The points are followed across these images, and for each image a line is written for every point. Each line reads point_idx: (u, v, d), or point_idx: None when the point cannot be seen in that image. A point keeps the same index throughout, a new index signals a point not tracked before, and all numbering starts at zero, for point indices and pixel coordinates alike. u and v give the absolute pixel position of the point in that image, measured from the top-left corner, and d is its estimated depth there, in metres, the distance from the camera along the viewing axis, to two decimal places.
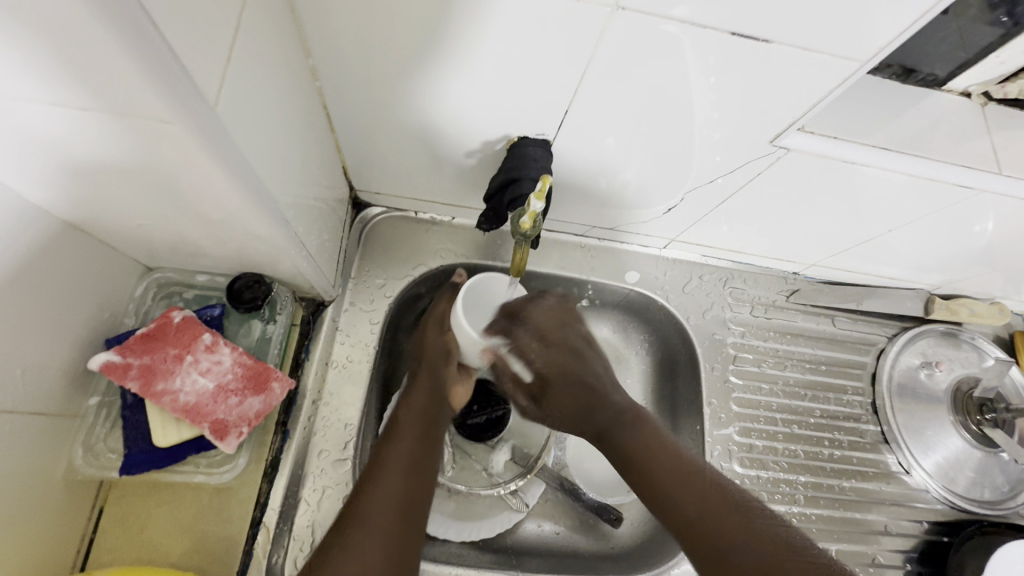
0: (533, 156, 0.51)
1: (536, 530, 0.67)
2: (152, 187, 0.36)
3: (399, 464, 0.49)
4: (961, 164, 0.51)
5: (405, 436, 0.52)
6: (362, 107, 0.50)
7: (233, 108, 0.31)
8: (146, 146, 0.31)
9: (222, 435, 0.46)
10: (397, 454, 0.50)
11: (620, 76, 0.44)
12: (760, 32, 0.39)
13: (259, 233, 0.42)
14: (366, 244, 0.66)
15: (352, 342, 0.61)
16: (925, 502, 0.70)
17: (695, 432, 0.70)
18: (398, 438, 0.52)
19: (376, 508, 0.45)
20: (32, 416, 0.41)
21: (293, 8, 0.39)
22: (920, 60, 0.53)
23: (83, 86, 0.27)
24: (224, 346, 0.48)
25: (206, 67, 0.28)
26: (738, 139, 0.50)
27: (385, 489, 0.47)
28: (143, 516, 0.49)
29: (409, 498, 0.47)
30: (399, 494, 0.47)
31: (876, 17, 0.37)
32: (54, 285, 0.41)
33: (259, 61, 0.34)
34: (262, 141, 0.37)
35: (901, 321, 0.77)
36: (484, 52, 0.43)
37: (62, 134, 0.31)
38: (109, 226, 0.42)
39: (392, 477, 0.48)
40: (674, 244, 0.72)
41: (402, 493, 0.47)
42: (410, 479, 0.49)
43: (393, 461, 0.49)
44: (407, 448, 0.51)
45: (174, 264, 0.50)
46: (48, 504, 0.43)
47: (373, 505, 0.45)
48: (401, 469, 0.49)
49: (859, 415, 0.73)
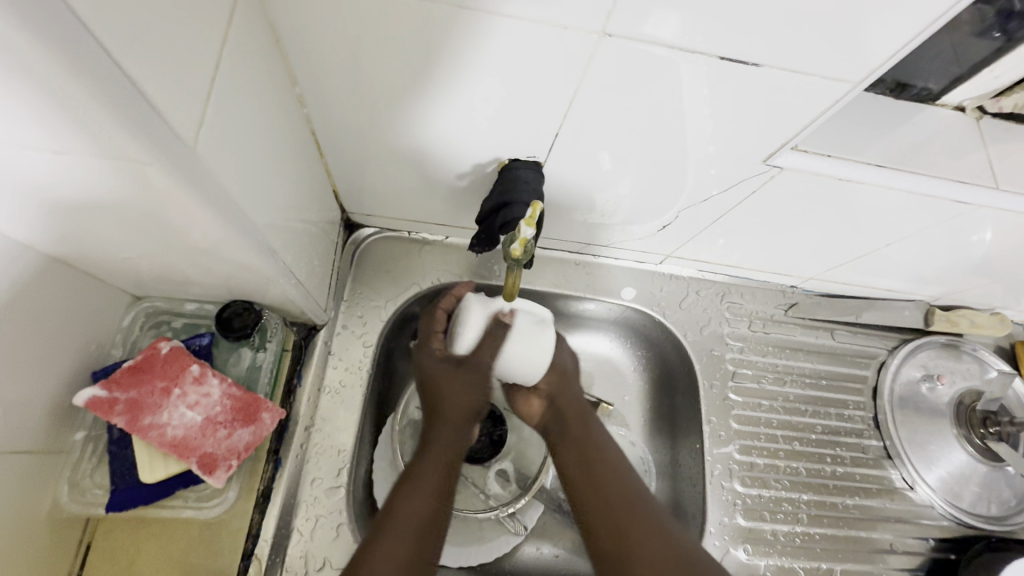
0: (525, 180, 0.50)
1: (535, 553, 0.66)
2: (134, 224, 0.36)
3: (423, 503, 0.50)
4: (956, 179, 0.50)
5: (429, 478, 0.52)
6: (352, 131, 0.49)
7: (213, 145, 0.31)
8: (124, 184, 0.31)
9: (210, 469, 0.46)
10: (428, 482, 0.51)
11: (611, 97, 0.44)
12: (751, 55, 0.39)
13: (245, 262, 0.42)
14: (359, 265, 0.66)
15: (346, 366, 0.61)
16: (931, 518, 0.69)
17: (695, 450, 0.69)
18: (427, 465, 0.53)
19: (389, 551, 0.46)
20: (15, 454, 0.40)
21: (277, 40, 0.39)
22: (913, 75, 0.53)
23: (54, 130, 0.26)
24: (213, 377, 0.47)
25: (182, 107, 0.27)
26: (732, 157, 0.50)
27: (399, 529, 0.48)
28: (130, 553, 0.48)
29: (423, 534, 0.49)
30: (413, 537, 0.48)
31: (866, 38, 0.36)
32: (39, 321, 0.40)
33: (242, 95, 0.34)
34: (246, 174, 0.36)
35: (901, 333, 0.76)
36: (474, 77, 0.42)
37: (37, 175, 0.30)
38: (94, 259, 0.42)
39: (409, 519, 0.49)
40: (670, 260, 0.71)
41: (416, 533, 0.48)
42: (426, 522, 0.49)
43: (422, 491, 0.51)
44: (436, 480, 0.52)
45: (163, 293, 0.50)
46: (33, 545, 0.42)
47: (388, 545, 0.47)
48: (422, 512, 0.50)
49: (861, 430, 0.72)
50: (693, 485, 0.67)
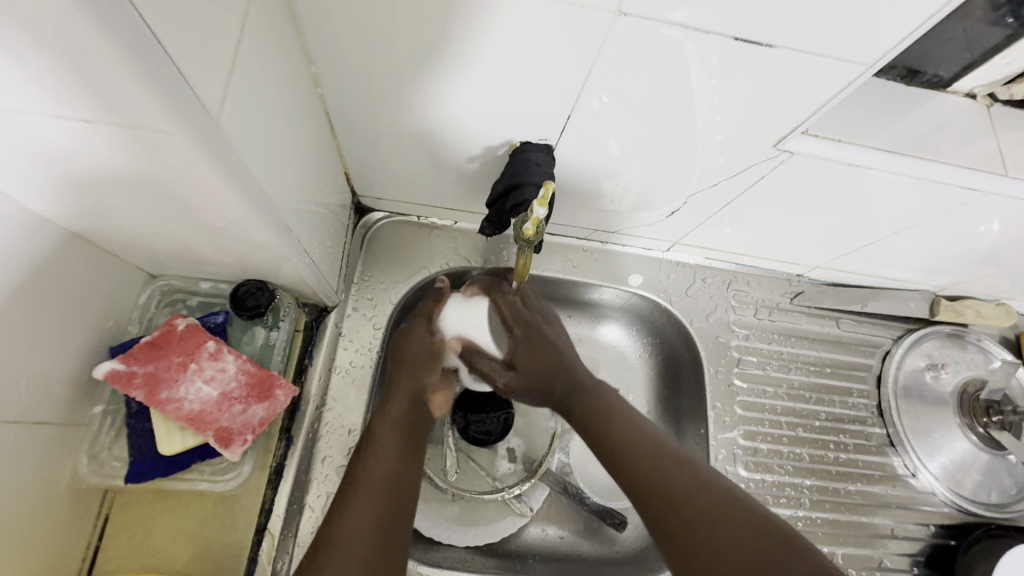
0: (535, 162, 0.51)
1: (541, 535, 0.67)
2: (154, 198, 0.36)
3: (376, 494, 0.47)
4: (965, 165, 0.51)
5: (385, 441, 0.52)
6: (365, 113, 0.50)
7: (234, 118, 0.32)
8: (147, 155, 0.31)
9: (226, 443, 0.46)
10: (377, 468, 0.49)
11: (623, 80, 0.44)
12: (764, 37, 0.39)
13: (261, 240, 0.42)
14: (369, 248, 0.66)
15: (356, 348, 0.62)
16: (932, 505, 0.70)
17: (699, 435, 0.69)
18: (379, 454, 0.50)
19: (359, 515, 0.45)
20: (37, 425, 0.41)
21: (294, 17, 0.39)
22: (924, 62, 0.53)
23: (86, 98, 0.27)
24: (228, 354, 0.48)
25: (206, 78, 0.28)
26: (742, 142, 0.50)
27: (365, 495, 0.47)
28: (147, 525, 0.49)
29: (392, 493, 0.48)
30: (382, 496, 0.47)
31: (880, 19, 0.36)
32: (59, 293, 0.41)
33: (261, 71, 0.34)
34: (264, 150, 0.37)
35: (906, 322, 0.77)
36: (487, 59, 0.43)
37: (62, 145, 0.31)
38: (113, 235, 0.42)
39: (374, 481, 0.48)
40: (678, 247, 0.72)
41: (383, 494, 0.47)
42: (394, 486, 0.49)
43: (373, 476, 0.48)
44: (388, 464, 0.50)
45: (178, 271, 0.50)
46: (53, 513, 0.43)
47: (356, 513, 0.46)
48: (387, 477, 0.49)
49: (864, 418, 0.72)
50: None
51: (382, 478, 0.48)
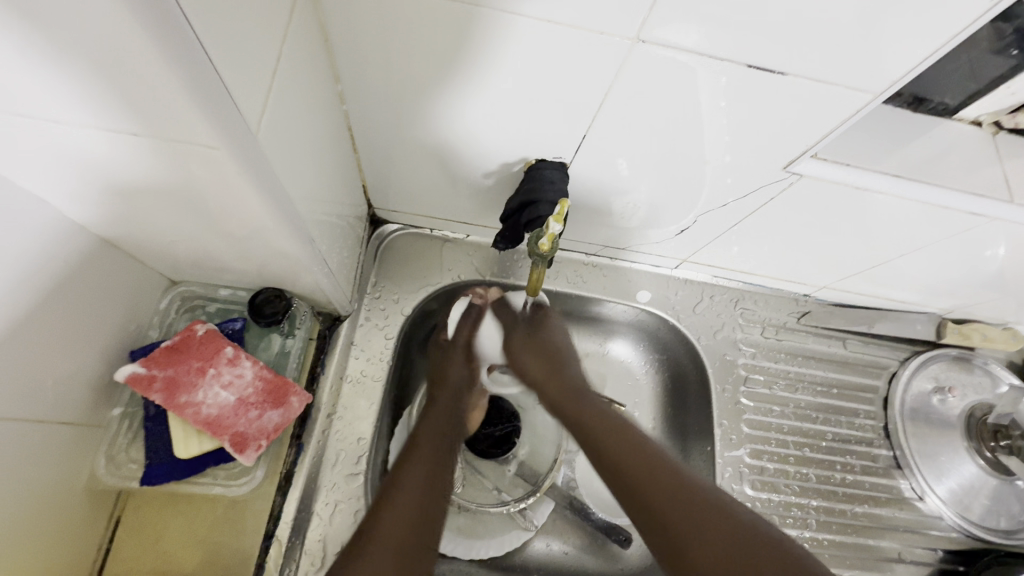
0: (550, 179, 0.52)
1: (545, 549, 0.67)
2: (185, 208, 0.38)
3: (414, 493, 0.48)
4: (972, 192, 0.51)
5: (424, 455, 0.51)
6: (384, 128, 0.51)
7: (270, 133, 0.33)
8: (183, 167, 0.33)
9: (241, 448, 0.47)
10: (415, 471, 0.49)
11: (638, 102, 0.45)
12: (777, 65, 0.40)
13: (284, 249, 0.43)
14: (382, 260, 0.68)
15: (367, 357, 0.62)
16: (940, 529, 0.69)
17: (705, 452, 0.70)
18: (415, 457, 0.51)
19: (395, 525, 0.45)
20: (60, 425, 0.42)
21: (325, 37, 0.41)
22: (931, 91, 0.54)
23: (137, 113, 0.28)
24: (246, 360, 0.49)
25: (247, 95, 0.29)
26: (752, 165, 0.51)
27: (405, 505, 0.46)
28: (158, 528, 0.49)
29: (425, 518, 0.46)
30: (418, 512, 0.46)
31: (887, 50, 0.38)
32: (88, 296, 0.42)
33: (295, 90, 0.36)
34: (292, 161, 0.38)
35: (912, 344, 0.77)
36: (506, 79, 0.44)
37: (103, 155, 0.32)
38: (141, 242, 0.44)
39: (411, 492, 0.48)
40: (686, 265, 0.73)
41: (418, 510, 0.46)
42: (425, 512, 0.47)
43: (411, 479, 0.49)
44: (425, 467, 0.50)
45: (199, 278, 0.52)
46: (70, 513, 0.44)
47: (392, 523, 0.45)
48: (423, 488, 0.48)
49: (871, 439, 0.72)
50: None
51: (415, 503, 0.47)
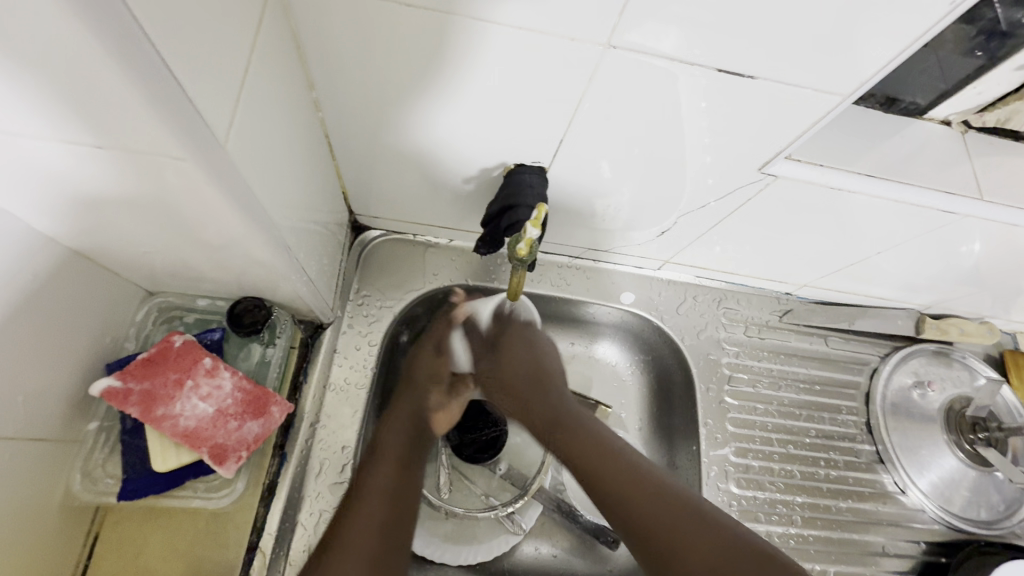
0: (529, 184, 0.52)
1: (534, 553, 0.67)
2: (157, 219, 0.37)
3: (377, 502, 0.50)
4: (943, 190, 0.52)
5: (387, 461, 0.53)
6: (362, 136, 0.51)
7: (238, 143, 0.33)
8: (152, 179, 0.32)
9: (221, 460, 0.47)
10: (379, 477, 0.52)
11: (614, 106, 0.45)
12: (746, 69, 0.41)
13: (260, 258, 0.43)
14: (365, 266, 0.67)
15: (351, 364, 0.62)
16: (922, 522, 0.70)
17: (692, 452, 0.70)
18: (381, 461, 0.53)
19: (359, 534, 0.47)
20: (33, 442, 0.42)
21: (297, 45, 0.41)
22: (902, 91, 0.55)
23: (104, 125, 0.28)
24: (225, 370, 0.49)
25: (213, 107, 0.29)
26: (730, 164, 0.51)
27: (367, 513, 0.49)
28: (138, 543, 0.49)
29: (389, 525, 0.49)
30: (381, 520, 0.49)
31: (856, 51, 0.38)
32: (61, 311, 0.42)
33: (265, 99, 0.36)
34: (265, 169, 0.38)
35: (892, 340, 0.78)
36: (481, 84, 0.44)
37: (69, 168, 0.32)
38: (114, 253, 0.43)
39: (376, 501, 0.50)
40: (669, 266, 0.73)
41: (383, 518, 0.49)
42: (390, 517, 0.50)
43: (376, 487, 0.51)
44: (387, 473, 0.52)
45: (176, 289, 0.51)
46: (45, 531, 0.43)
47: (357, 532, 0.47)
48: (385, 493, 0.51)
49: (854, 435, 0.73)
50: (690, 486, 0.69)
51: (378, 512, 0.49)
